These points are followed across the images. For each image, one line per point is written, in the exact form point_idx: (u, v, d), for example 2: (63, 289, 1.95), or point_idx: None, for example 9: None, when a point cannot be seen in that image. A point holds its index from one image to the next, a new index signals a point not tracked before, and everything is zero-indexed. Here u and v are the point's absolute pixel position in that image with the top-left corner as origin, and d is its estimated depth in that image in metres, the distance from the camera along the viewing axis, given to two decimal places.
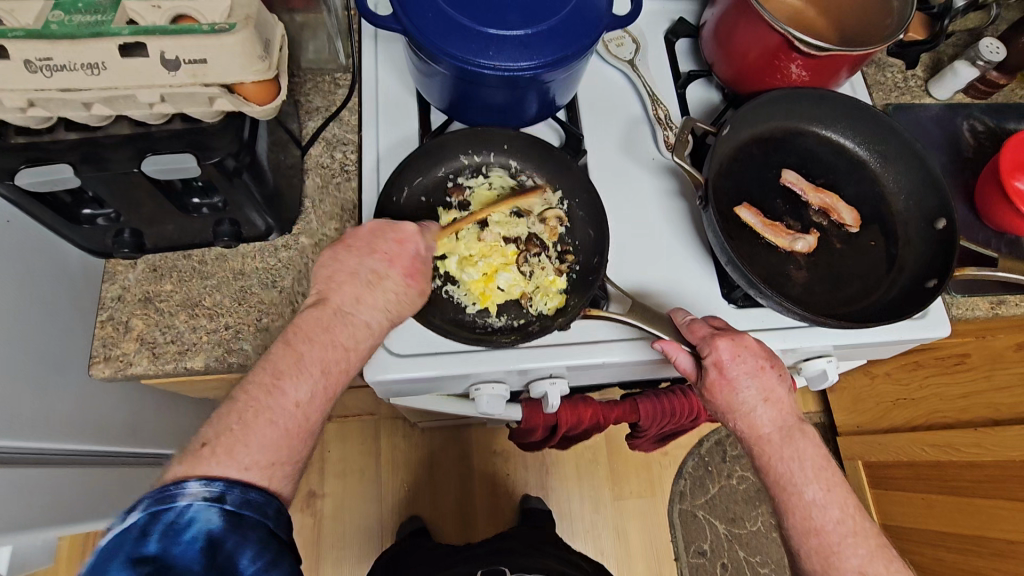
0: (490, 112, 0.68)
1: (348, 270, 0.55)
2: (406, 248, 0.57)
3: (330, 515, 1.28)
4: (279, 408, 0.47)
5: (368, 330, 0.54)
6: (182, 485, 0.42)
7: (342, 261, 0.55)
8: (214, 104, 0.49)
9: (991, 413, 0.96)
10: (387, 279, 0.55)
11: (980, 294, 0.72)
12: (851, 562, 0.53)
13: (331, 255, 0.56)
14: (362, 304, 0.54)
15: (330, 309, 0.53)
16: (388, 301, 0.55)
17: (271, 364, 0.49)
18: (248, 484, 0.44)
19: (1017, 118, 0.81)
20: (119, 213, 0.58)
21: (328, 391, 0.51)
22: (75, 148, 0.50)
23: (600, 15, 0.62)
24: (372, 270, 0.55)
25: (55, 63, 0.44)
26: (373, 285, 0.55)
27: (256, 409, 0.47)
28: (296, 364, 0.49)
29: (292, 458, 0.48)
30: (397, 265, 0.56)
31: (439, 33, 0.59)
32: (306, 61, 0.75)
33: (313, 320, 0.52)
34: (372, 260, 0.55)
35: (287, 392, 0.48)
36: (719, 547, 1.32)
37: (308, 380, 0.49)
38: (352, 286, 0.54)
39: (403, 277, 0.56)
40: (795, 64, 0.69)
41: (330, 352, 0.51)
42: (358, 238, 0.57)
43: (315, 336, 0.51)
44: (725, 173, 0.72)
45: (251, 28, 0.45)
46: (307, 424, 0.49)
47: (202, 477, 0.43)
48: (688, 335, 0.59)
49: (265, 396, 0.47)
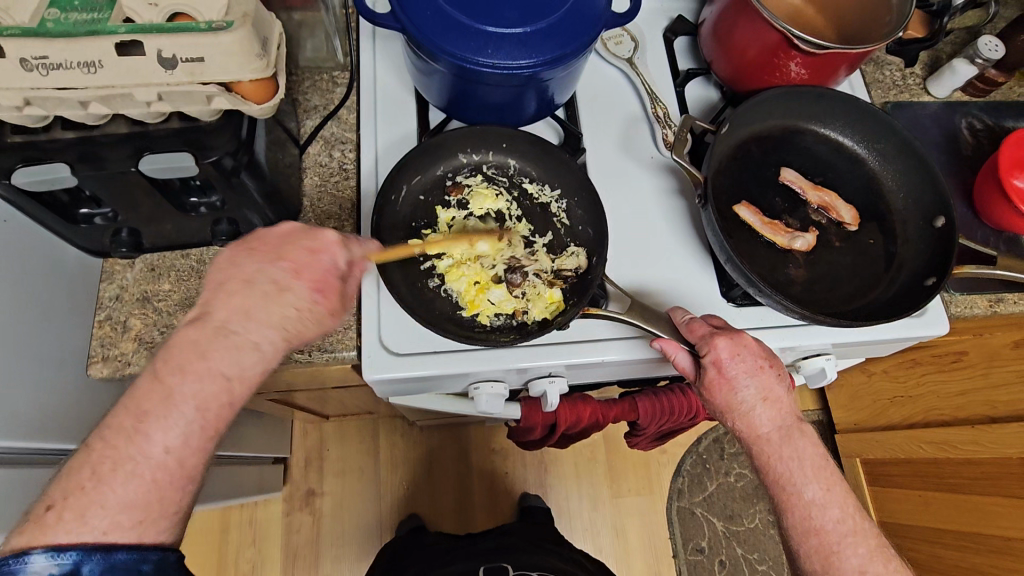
0: (489, 110, 0.68)
1: (242, 277, 0.48)
2: (320, 259, 0.50)
3: (329, 513, 1.28)
4: (143, 458, 0.42)
5: (257, 352, 0.47)
6: (22, 560, 0.37)
7: (238, 267, 0.48)
8: (212, 103, 0.49)
9: (989, 411, 0.97)
10: (289, 291, 0.48)
11: (978, 292, 0.72)
12: (851, 561, 0.53)
13: (229, 259, 0.49)
14: (252, 321, 0.47)
15: (212, 327, 0.46)
16: (287, 318, 0.48)
17: (134, 402, 0.43)
18: (113, 547, 0.40)
19: (1015, 116, 0.81)
20: (116, 213, 0.58)
21: (208, 429, 0.44)
22: (72, 147, 0.50)
23: (599, 13, 0.61)
24: (274, 281, 0.48)
25: (51, 61, 0.44)
26: (271, 298, 0.48)
27: (114, 461, 0.41)
28: (164, 402, 0.43)
29: (169, 508, 0.43)
30: (304, 276, 0.49)
31: (437, 31, 0.59)
32: (304, 60, 0.74)
33: (190, 342, 0.45)
34: (274, 269, 0.48)
35: (152, 437, 0.42)
36: (717, 545, 1.32)
37: (179, 421, 0.43)
38: (244, 297, 0.47)
39: (309, 290, 0.49)
40: (794, 62, 0.69)
41: (204, 383, 0.44)
42: (264, 242, 0.50)
43: (190, 364, 0.44)
44: (724, 172, 0.72)
45: (248, 26, 0.45)
46: (185, 468, 0.43)
47: (47, 549, 0.38)
48: (688, 334, 0.59)
49: (127, 442, 0.42)
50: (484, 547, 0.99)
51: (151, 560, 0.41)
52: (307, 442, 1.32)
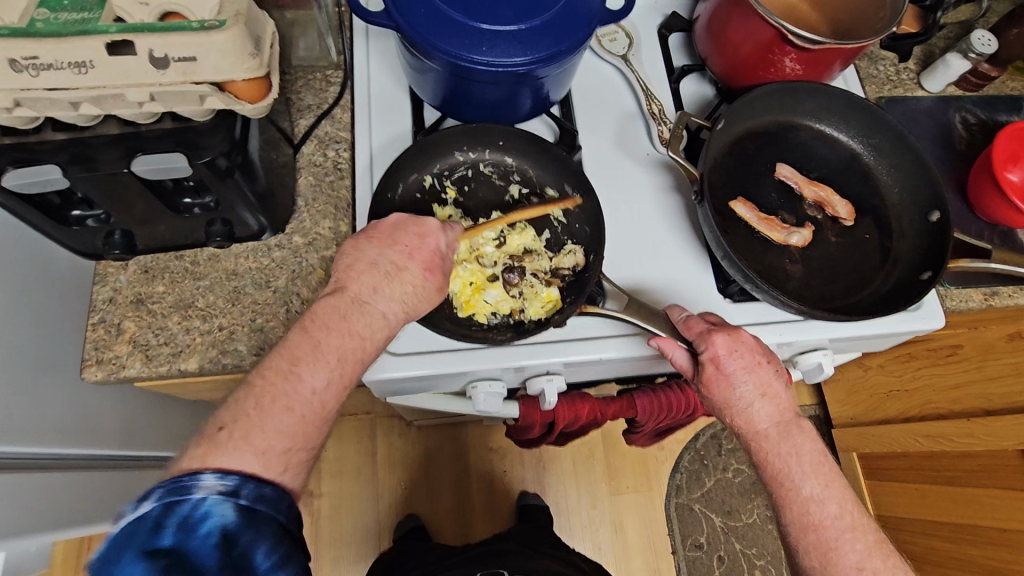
0: (485, 108, 0.67)
1: (368, 261, 0.55)
2: (425, 242, 0.58)
3: (327, 514, 1.28)
4: (296, 395, 0.47)
5: (384, 320, 0.54)
6: (196, 478, 0.42)
7: (362, 251, 0.55)
8: (205, 103, 0.48)
9: (983, 404, 0.97)
10: (405, 271, 0.55)
11: (974, 285, 0.73)
12: (849, 558, 0.54)
13: (352, 245, 0.56)
14: (379, 292, 0.54)
15: (348, 298, 0.53)
16: (406, 293, 0.55)
17: (285, 349, 0.49)
18: (262, 479, 0.44)
19: (1008, 110, 0.82)
20: (109, 214, 0.57)
21: (345, 378, 0.51)
22: (62, 149, 0.50)
23: (594, 10, 0.61)
24: (391, 261, 0.55)
25: (41, 61, 0.43)
26: (391, 277, 0.55)
27: (273, 394, 0.47)
28: (314, 349, 0.49)
29: (308, 446, 0.48)
30: (416, 258, 0.56)
31: (432, 29, 0.59)
32: (298, 59, 0.74)
33: (331, 308, 0.52)
34: (391, 252, 0.56)
35: (304, 378, 0.48)
36: (716, 540, 1.33)
37: (323, 366, 0.49)
38: (371, 275, 0.54)
39: (421, 269, 0.56)
40: (788, 58, 0.69)
41: (344, 340, 0.51)
42: (379, 229, 0.57)
43: (333, 324, 0.51)
44: (720, 168, 0.72)
45: (241, 24, 0.45)
46: (323, 409, 0.49)
47: (217, 470, 0.42)
48: (685, 331, 0.59)
49: (283, 380, 0.47)
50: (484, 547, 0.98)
51: (287, 503, 0.45)
52: None
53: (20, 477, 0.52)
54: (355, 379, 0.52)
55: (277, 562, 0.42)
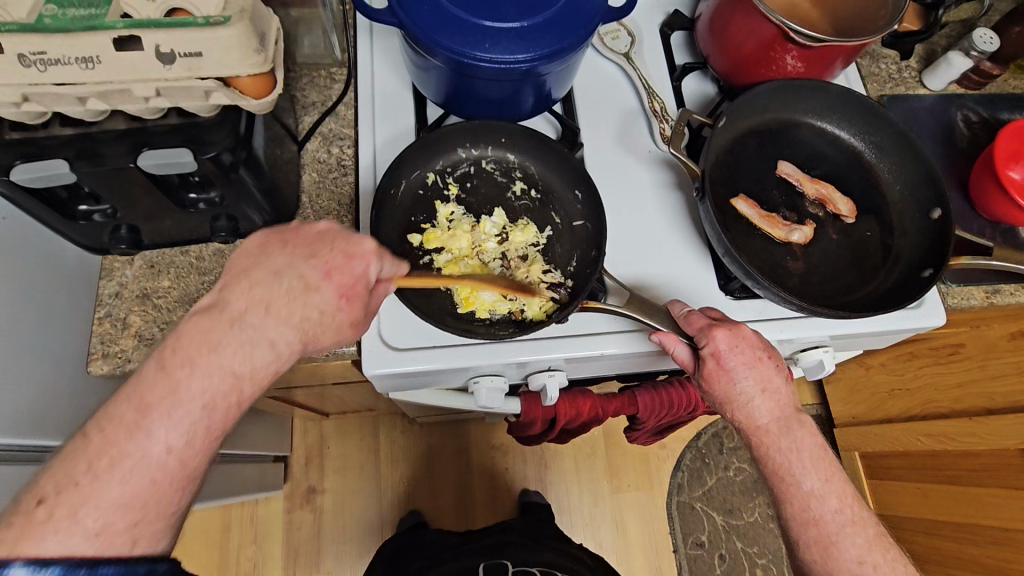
0: (488, 105, 0.68)
1: (272, 270, 0.47)
2: (352, 265, 0.49)
3: (330, 511, 1.28)
4: (142, 457, 0.40)
5: (271, 351, 0.45)
6: (1, 573, 0.34)
7: (270, 258, 0.48)
8: (210, 98, 0.49)
9: (985, 402, 0.97)
10: (316, 292, 0.47)
11: (975, 283, 0.73)
12: (849, 552, 0.54)
13: (260, 246, 0.49)
14: (270, 316, 0.45)
15: (229, 316, 0.45)
16: (307, 320, 0.47)
17: (137, 391, 0.41)
18: (98, 560, 0.37)
19: (1010, 108, 0.82)
20: (115, 209, 0.58)
21: (213, 429, 0.43)
22: (70, 144, 0.50)
23: (596, 7, 0.61)
24: (302, 279, 0.47)
25: (49, 56, 0.44)
26: (296, 295, 0.46)
27: (113, 456, 0.39)
28: (171, 396, 0.41)
29: (167, 510, 0.41)
30: (334, 279, 0.48)
31: (435, 26, 0.59)
32: (302, 56, 0.74)
33: (202, 332, 0.43)
34: (305, 266, 0.48)
35: (153, 435, 0.40)
36: (718, 539, 1.33)
37: (183, 419, 0.41)
38: (268, 290, 0.46)
39: (336, 295, 0.48)
40: (790, 55, 0.69)
41: (213, 381, 0.43)
42: (301, 237, 0.50)
43: (198, 359, 0.43)
44: (722, 165, 0.72)
45: (246, 20, 0.45)
46: (183, 469, 0.41)
47: (29, 561, 0.35)
48: (686, 327, 0.59)
49: (126, 438, 0.40)
50: (487, 543, 0.99)
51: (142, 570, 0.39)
52: (307, 440, 1.32)
53: (20, 468, 0.53)
54: (230, 427, 0.44)
55: None
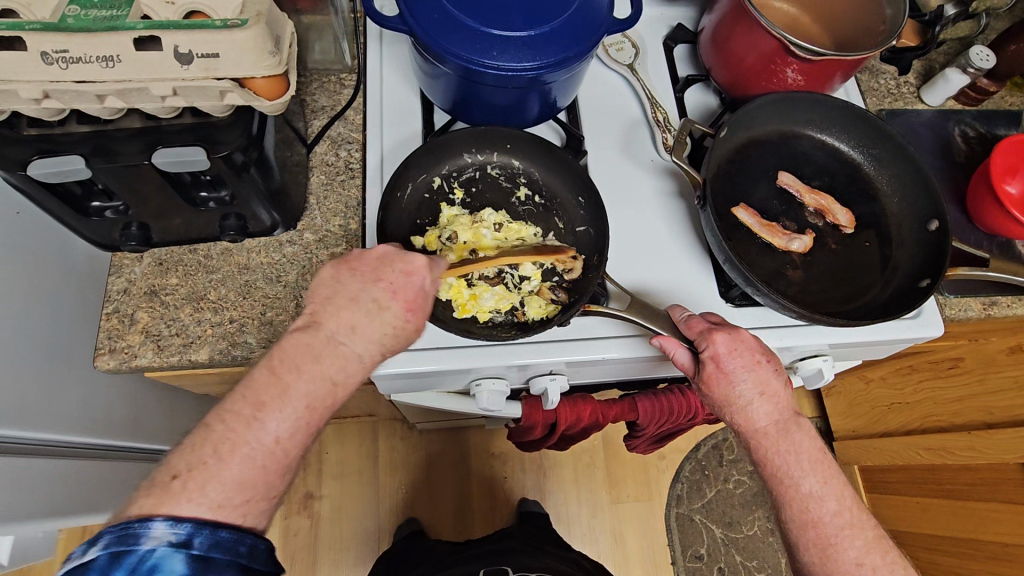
0: (493, 112, 0.69)
1: (349, 294, 0.51)
2: (411, 281, 0.53)
3: (327, 516, 1.28)
4: (255, 443, 0.45)
5: (359, 363, 0.51)
6: (147, 526, 0.40)
7: (344, 284, 0.52)
8: (225, 99, 0.50)
9: (983, 416, 0.98)
10: (387, 311, 0.51)
11: (972, 294, 0.74)
12: (848, 554, 0.54)
13: (331, 275, 0.53)
14: (356, 335, 0.51)
15: (322, 336, 0.50)
16: (384, 335, 0.52)
17: (251, 389, 0.47)
18: (219, 524, 0.42)
19: (1006, 124, 0.83)
20: (127, 206, 0.59)
21: (310, 425, 0.48)
22: (86, 141, 0.52)
23: (601, 19, 0.63)
24: (375, 299, 0.51)
25: (71, 55, 0.45)
26: (372, 315, 0.51)
27: (232, 442, 0.44)
28: (281, 395, 0.47)
29: (270, 493, 0.46)
30: (401, 297, 0.52)
31: (444, 33, 0.61)
32: (313, 62, 0.76)
33: (302, 346, 0.49)
34: (375, 289, 0.52)
35: (266, 426, 0.46)
36: (717, 551, 1.32)
37: (291, 413, 0.47)
38: (350, 312, 0.51)
39: (404, 310, 0.52)
40: (790, 68, 0.71)
41: (314, 385, 0.48)
42: (362, 261, 0.53)
43: (303, 367, 0.48)
44: (723, 175, 0.73)
45: (262, 24, 0.46)
46: (286, 456, 0.47)
47: (168, 517, 0.40)
48: (686, 330, 0.60)
49: (244, 426, 0.45)
50: (485, 549, 0.99)
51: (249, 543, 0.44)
52: None
53: (28, 461, 0.54)
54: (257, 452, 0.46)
55: None
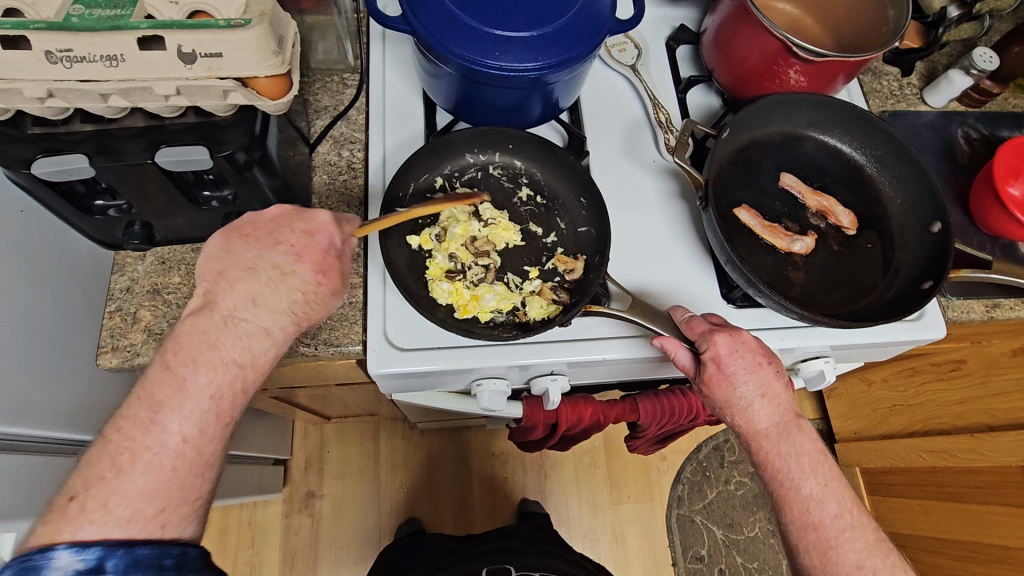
0: (495, 112, 0.69)
1: (244, 266, 0.52)
2: (315, 240, 0.54)
3: (328, 515, 1.28)
4: (161, 448, 0.45)
5: (268, 336, 0.51)
6: (49, 556, 0.39)
7: (237, 255, 0.53)
8: (228, 98, 0.50)
9: (986, 419, 0.97)
10: (292, 275, 0.53)
11: (975, 297, 0.73)
12: (848, 556, 0.54)
13: (220, 246, 0.54)
14: (258, 307, 0.51)
15: (218, 315, 0.50)
16: (293, 301, 0.53)
17: (147, 392, 0.46)
18: (134, 542, 0.43)
19: (1010, 126, 0.83)
20: (130, 205, 0.59)
21: (221, 415, 0.48)
22: (90, 139, 0.52)
23: (604, 20, 0.63)
24: (275, 265, 0.52)
25: (75, 54, 0.45)
26: (275, 282, 0.52)
27: (132, 451, 0.44)
28: (177, 392, 0.46)
29: (190, 495, 0.46)
30: (303, 259, 0.53)
31: (447, 34, 0.61)
32: (316, 62, 0.77)
33: (199, 334, 0.49)
34: (273, 253, 0.53)
35: (167, 428, 0.45)
36: (717, 553, 1.32)
37: (193, 410, 0.46)
38: (249, 284, 0.51)
39: (313, 271, 0.53)
40: (793, 69, 0.71)
41: (217, 371, 0.48)
42: (257, 228, 0.55)
43: (199, 356, 0.48)
44: (725, 176, 0.73)
45: (265, 24, 0.47)
46: (201, 455, 0.47)
47: (72, 545, 0.40)
48: (688, 332, 0.60)
49: (143, 433, 0.45)
50: (485, 550, 0.99)
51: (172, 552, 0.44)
52: (307, 445, 1.32)
53: (30, 458, 0.54)
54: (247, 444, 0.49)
55: None
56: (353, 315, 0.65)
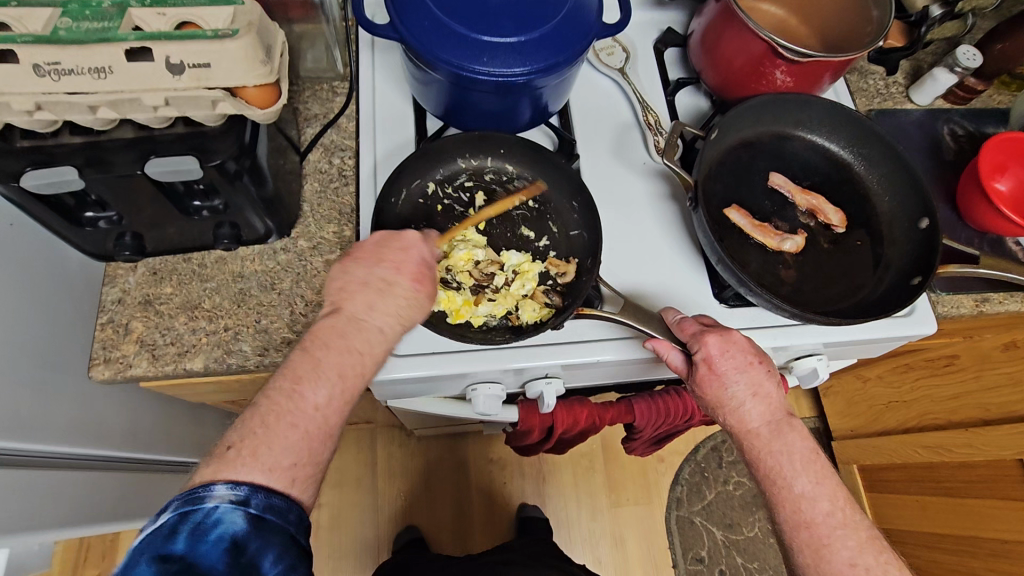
0: (485, 117, 0.70)
1: (359, 279, 0.54)
2: (411, 255, 0.56)
3: (326, 525, 1.28)
4: (300, 413, 0.47)
5: (382, 335, 0.53)
6: (209, 489, 0.42)
7: (351, 273, 0.55)
8: (217, 108, 0.50)
9: (981, 413, 0.98)
10: (396, 285, 0.54)
11: (964, 291, 0.74)
12: (841, 555, 0.54)
13: (338, 268, 0.55)
14: (375, 311, 0.53)
15: (344, 317, 0.52)
16: (400, 307, 0.54)
17: (289, 368, 0.49)
18: (272, 489, 0.44)
19: (994, 123, 0.84)
20: (121, 216, 0.59)
21: (346, 394, 0.51)
22: (78, 152, 0.52)
23: (590, 24, 0.64)
24: (383, 277, 0.54)
25: (63, 67, 0.45)
26: (383, 292, 0.54)
27: (277, 413, 0.47)
28: (314, 369, 0.49)
29: (315, 459, 0.48)
30: (406, 271, 0.55)
31: (435, 41, 0.61)
32: (305, 71, 0.77)
33: (331, 330, 0.52)
34: (380, 269, 0.55)
35: (306, 397, 0.48)
36: (717, 554, 1.32)
37: (326, 383, 0.49)
38: (365, 293, 0.54)
39: (411, 281, 0.55)
40: (779, 70, 0.71)
41: (344, 358, 0.51)
42: (363, 249, 0.56)
43: (331, 344, 0.51)
44: (714, 176, 0.74)
45: (253, 33, 0.47)
46: (328, 424, 0.49)
47: (229, 481, 0.42)
48: (678, 332, 0.60)
49: (287, 399, 0.47)
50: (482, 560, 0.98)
51: (296, 513, 0.45)
52: None
53: (23, 472, 0.54)
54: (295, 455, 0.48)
55: (288, 569, 0.43)
56: None
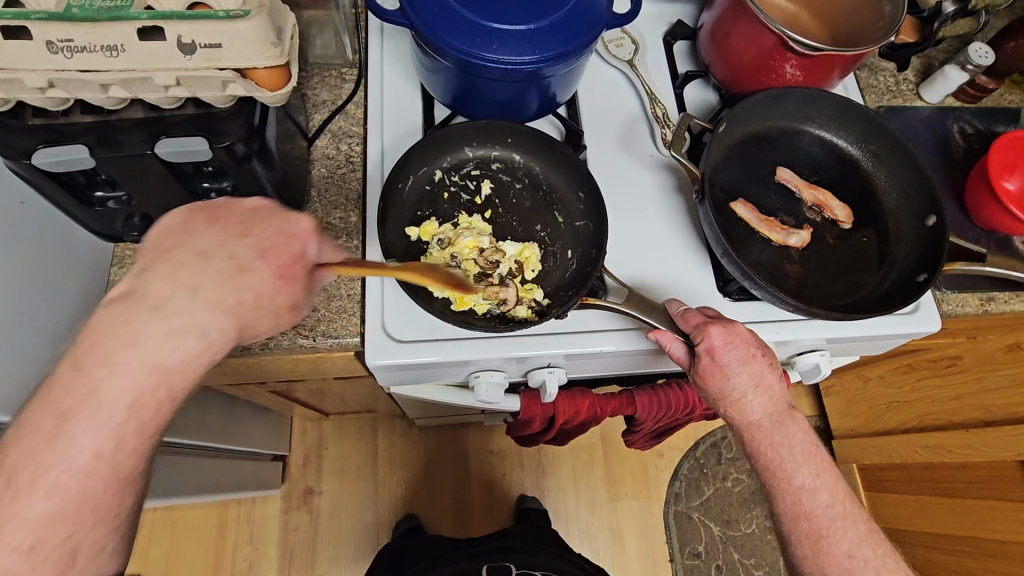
0: (492, 106, 0.70)
1: (198, 249, 0.45)
2: (290, 243, 0.49)
3: (326, 512, 1.28)
4: (67, 463, 0.40)
5: (201, 339, 0.44)
6: None
7: (194, 236, 0.46)
8: (227, 89, 0.51)
9: (982, 414, 0.97)
10: (249, 272, 0.46)
11: (969, 290, 0.74)
12: (840, 546, 0.55)
13: (181, 227, 0.47)
14: (196, 297, 0.44)
15: (146, 303, 0.42)
16: (240, 302, 0.45)
17: (48, 397, 0.40)
18: None
19: (1006, 122, 0.84)
20: (130, 197, 0.59)
21: (146, 425, 0.43)
22: (90, 130, 0.52)
23: (601, 13, 0.64)
24: (233, 259, 0.46)
25: (75, 44, 0.45)
26: (227, 275, 0.45)
27: (29, 467, 0.39)
28: (89, 397, 0.40)
29: (107, 514, 0.42)
30: (268, 259, 0.47)
31: (445, 28, 0.61)
32: (314, 57, 0.77)
33: (118, 327, 0.42)
34: (237, 245, 0.47)
35: (77, 441, 0.40)
36: (714, 549, 1.32)
37: (111, 416, 0.41)
38: (195, 270, 0.44)
39: (273, 275, 0.47)
40: (789, 64, 0.71)
41: (137, 379, 0.41)
42: (230, 214, 0.49)
43: (118, 355, 0.41)
44: (722, 170, 0.74)
45: (264, 15, 0.47)
46: (120, 467, 0.42)
47: None
48: (682, 325, 0.60)
49: (45, 445, 0.39)
50: (483, 549, 0.99)
51: None
52: (306, 442, 1.33)
53: None
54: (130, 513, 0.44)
55: None
56: (350, 307, 0.65)
